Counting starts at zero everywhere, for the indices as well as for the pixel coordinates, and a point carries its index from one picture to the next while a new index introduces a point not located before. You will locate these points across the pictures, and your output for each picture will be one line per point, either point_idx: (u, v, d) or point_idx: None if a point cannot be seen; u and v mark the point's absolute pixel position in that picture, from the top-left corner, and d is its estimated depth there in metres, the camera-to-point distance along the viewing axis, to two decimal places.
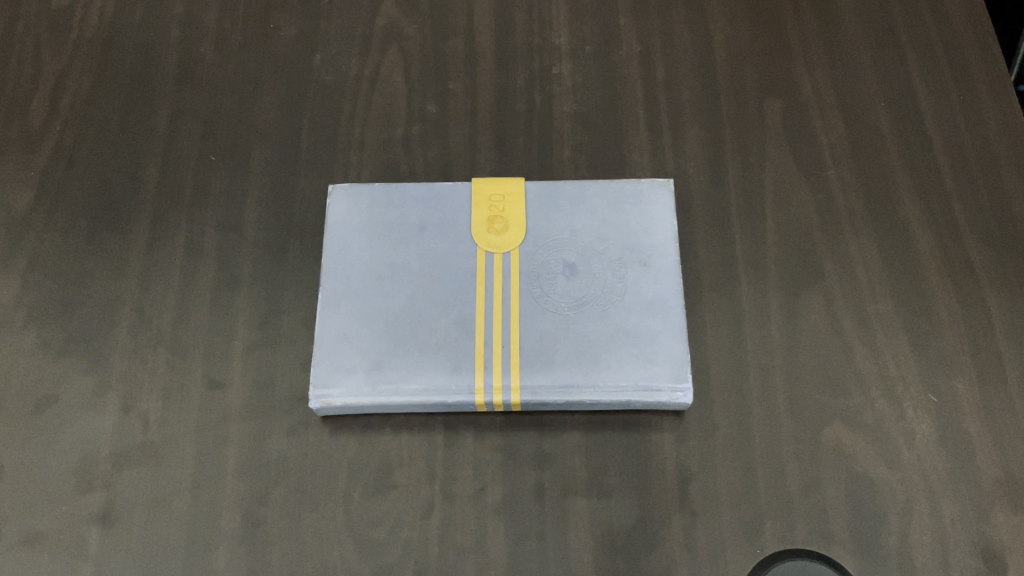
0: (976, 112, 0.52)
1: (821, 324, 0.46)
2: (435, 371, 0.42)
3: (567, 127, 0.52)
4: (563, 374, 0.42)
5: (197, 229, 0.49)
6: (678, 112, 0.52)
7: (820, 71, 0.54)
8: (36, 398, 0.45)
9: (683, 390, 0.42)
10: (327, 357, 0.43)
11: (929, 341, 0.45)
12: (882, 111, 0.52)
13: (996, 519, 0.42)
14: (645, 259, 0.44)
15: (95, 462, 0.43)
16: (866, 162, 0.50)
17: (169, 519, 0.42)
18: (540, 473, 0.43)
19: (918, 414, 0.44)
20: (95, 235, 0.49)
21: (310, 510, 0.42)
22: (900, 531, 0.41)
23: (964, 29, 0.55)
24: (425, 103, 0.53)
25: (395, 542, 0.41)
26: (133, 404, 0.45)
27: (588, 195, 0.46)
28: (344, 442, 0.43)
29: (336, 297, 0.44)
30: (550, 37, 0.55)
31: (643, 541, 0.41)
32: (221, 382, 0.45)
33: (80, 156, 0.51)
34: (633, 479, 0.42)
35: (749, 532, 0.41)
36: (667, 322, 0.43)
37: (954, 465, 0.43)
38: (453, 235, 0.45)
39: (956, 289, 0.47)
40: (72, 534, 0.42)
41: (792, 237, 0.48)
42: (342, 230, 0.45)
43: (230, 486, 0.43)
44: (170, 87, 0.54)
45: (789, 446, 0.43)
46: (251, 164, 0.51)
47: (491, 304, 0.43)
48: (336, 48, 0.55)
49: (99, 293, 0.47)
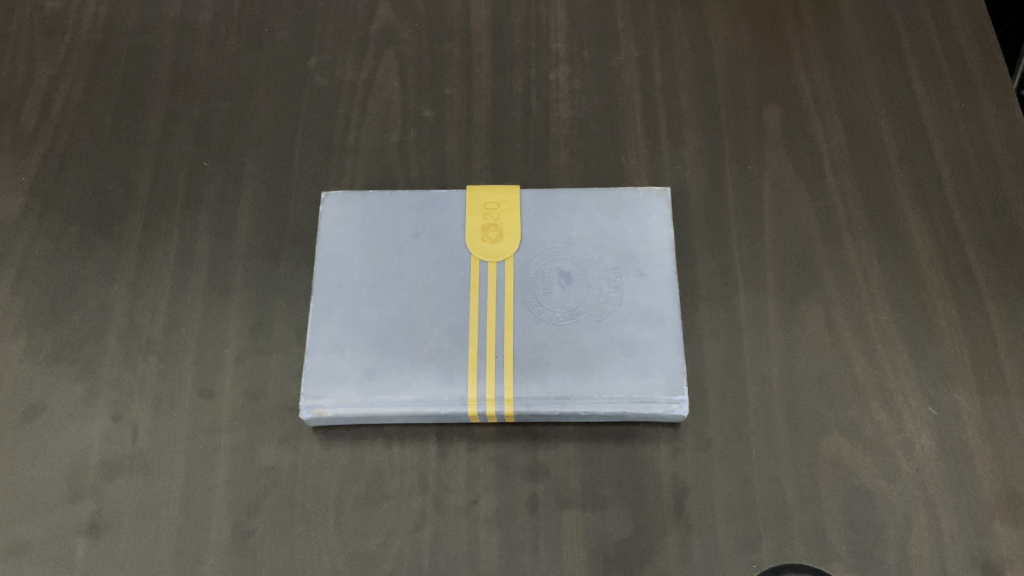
0: (977, 119, 0.51)
1: (820, 334, 0.45)
2: (427, 382, 0.42)
3: (564, 133, 0.51)
4: (558, 385, 0.41)
5: (190, 235, 0.48)
6: (676, 118, 0.52)
7: (820, 77, 0.53)
8: (26, 405, 0.45)
9: (679, 402, 0.41)
10: (319, 366, 0.42)
11: (928, 351, 0.45)
12: (882, 118, 0.52)
13: (996, 533, 0.41)
14: (641, 268, 0.44)
15: (85, 472, 0.43)
16: (867, 169, 0.50)
17: (159, 529, 0.42)
18: (534, 484, 0.42)
19: (917, 426, 0.43)
20: (87, 241, 0.49)
21: (300, 521, 0.41)
22: (899, 545, 0.41)
23: (966, 35, 0.55)
24: (421, 108, 0.52)
25: (386, 554, 0.41)
26: (123, 413, 0.44)
27: (584, 202, 0.46)
28: (336, 452, 0.43)
29: (329, 305, 0.43)
30: (547, 42, 0.55)
31: (638, 553, 0.41)
32: (212, 391, 0.44)
33: (73, 160, 0.51)
34: (628, 490, 0.42)
35: (745, 545, 0.41)
36: (663, 332, 0.42)
37: (953, 479, 0.42)
38: (448, 243, 0.45)
39: (957, 299, 0.46)
40: (60, 544, 0.41)
41: (790, 245, 0.48)
42: (336, 237, 0.45)
43: (220, 496, 0.42)
44: (164, 92, 0.53)
45: (787, 458, 0.42)
46: (245, 169, 0.50)
47: (485, 313, 0.43)
48: (331, 53, 0.54)
49: (90, 300, 0.47)
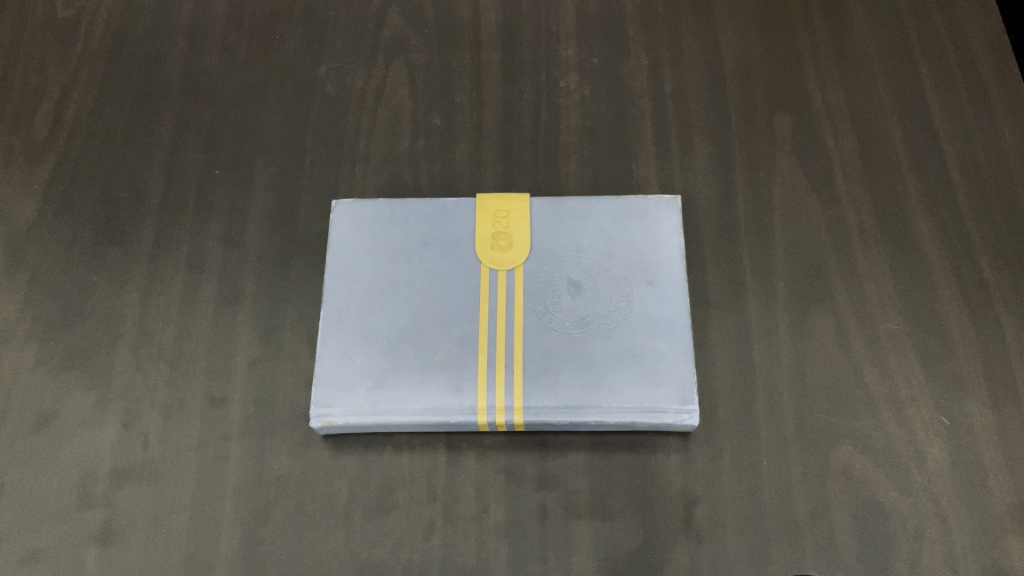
0: (991, 128, 0.51)
1: (831, 344, 0.45)
2: (437, 391, 0.41)
3: (574, 140, 0.51)
4: (567, 395, 0.41)
5: (200, 243, 0.49)
6: (686, 127, 0.52)
7: (831, 84, 0.53)
8: (37, 414, 0.45)
9: (689, 412, 0.41)
10: (328, 375, 0.42)
11: (940, 362, 0.45)
12: (894, 125, 0.51)
13: (1009, 546, 0.41)
14: (651, 278, 0.44)
15: (95, 479, 0.43)
16: (878, 178, 0.50)
17: (169, 536, 0.42)
18: (544, 494, 0.42)
19: (929, 436, 0.43)
20: (99, 248, 0.49)
21: (310, 530, 0.42)
22: (911, 558, 0.40)
23: (979, 43, 0.54)
24: (431, 116, 0.52)
25: (395, 564, 0.41)
26: (133, 421, 0.44)
27: (594, 211, 0.46)
28: (345, 460, 0.43)
29: (338, 313, 0.43)
30: (557, 49, 0.55)
31: (647, 563, 0.41)
32: (222, 399, 0.44)
33: (85, 168, 0.51)
34: (637, 500, 0.42)
35: (757, 557, 0.41)
36: (674, 342, 0.42)
37: (965, 491, 0.42)
38: (458, 251, 0.45)
39: (969, 309, 0.46)
40: (71, 551, 0.42)
41: (801, 254, 0.47)
42: (345, 246, 0.45)
43: (230, 504, 0.42)
44: (175, 100, 0.54)
45: (798, 468, 0.42)
46: (256, 177, 0.51)
47: (495, 323, 0.43)
48: (342, 60, 0.54)
49: (102, 308, 0.47)
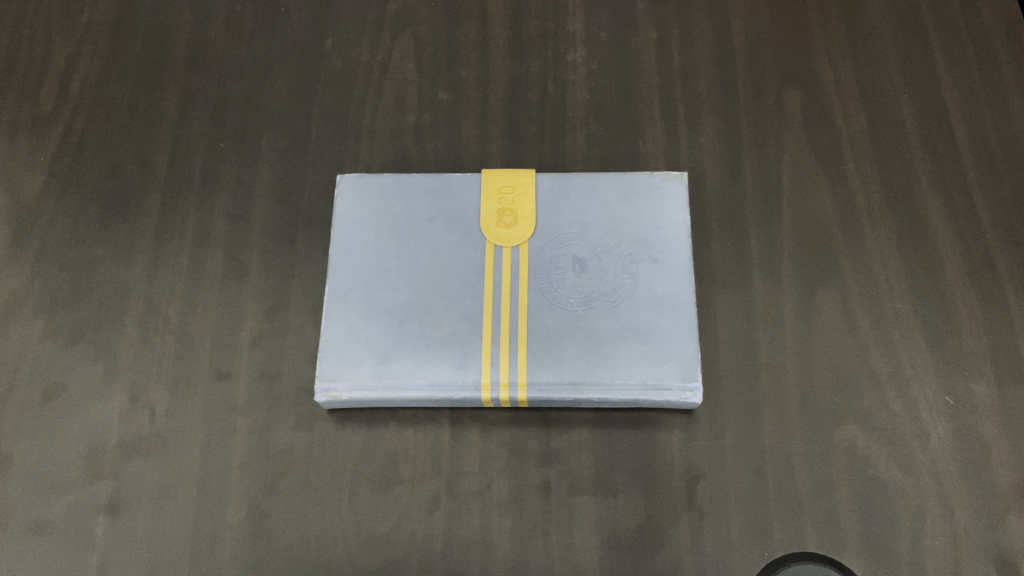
0: (1003, 105, 0.50)
1: (837, 323, 0.45)
2: (442, 367, 0.42)
3: (580, 116, 0.51)
4: (571, 371, 0.41)
5: (206, 217, 0.49)
6: (694, 103, 0.51)
7: (842, 60, 0.52)
8: (44, 387, 0.45)
9: (693, 390, 0.41)
10: (334, 350, 0.42)
11: (946, 342, 0.44)
12: (905, 102, 0.51)
13: (1010, 524, 0.41)
14: (657, 255, 0.43)
15: (103, 452, 0.44)
16: (888, 155, 0.49)
17: (176, 508, 0.42)
18: (547, 470, 0.42)
19: (934, 415, 0.43)
20: (104, 222, 0.49)
21: (315, 503, 0.42)
22: (911, 536, 0.41)
23: (993, 19, 0.53)
24: (436, 91, 0.52)
25: (399, 537, 0.41)
26: (140, 395, 0.45)
27: (600, 187, 0.45)
28: (350, 435, 0.43)
29: (343, 288, 0.43)
30: (565, 23, 0.54)
31: (649, 540, 0.41)
32: (228, 374, 0.45)
33: (91, 141, 0.51)
34: (640, 477, 0.42)
35: (758, 534, 0.41)
36: (678, 319, 0.42)
37: (968, 470, 0.42)
38: (463, 227, 0.44)
39: (976, 289, 0.46)
40: (81, 522, 0.42)
41: (808, 232, 0.47)
42: (350, 221, 0.45)
43: (236, 477, 0.43)
44: (179, 73, 0.53)
45: (801, 446, 0.42)
46: (261, 151, 0.50)
47: (499, 299, 0.43)
48: (347, 33, 0.54)
49: (107, 282, 0.47)
